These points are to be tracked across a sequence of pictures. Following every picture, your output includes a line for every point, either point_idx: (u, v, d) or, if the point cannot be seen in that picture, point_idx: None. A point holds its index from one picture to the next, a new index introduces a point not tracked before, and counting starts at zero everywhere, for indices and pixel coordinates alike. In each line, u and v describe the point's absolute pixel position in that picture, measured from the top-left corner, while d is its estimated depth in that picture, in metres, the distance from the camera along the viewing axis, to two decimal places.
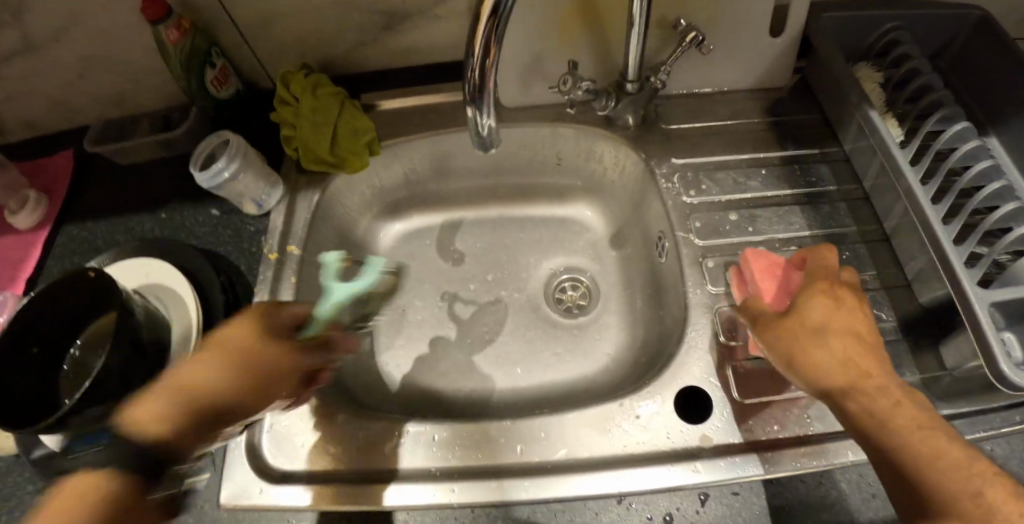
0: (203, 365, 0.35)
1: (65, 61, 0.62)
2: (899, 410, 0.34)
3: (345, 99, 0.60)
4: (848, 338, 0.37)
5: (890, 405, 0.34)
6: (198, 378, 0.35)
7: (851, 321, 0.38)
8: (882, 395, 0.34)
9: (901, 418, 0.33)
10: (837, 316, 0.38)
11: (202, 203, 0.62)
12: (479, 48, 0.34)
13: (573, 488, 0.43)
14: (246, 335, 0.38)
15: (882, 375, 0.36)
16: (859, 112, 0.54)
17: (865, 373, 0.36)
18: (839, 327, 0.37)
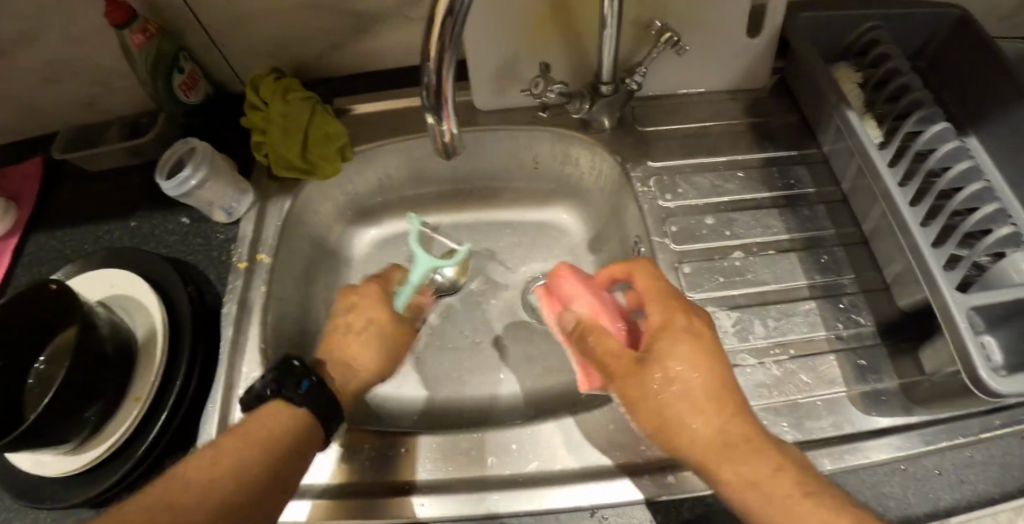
0: (363, 325, 0.51)
1: (31, 67, 0.60)
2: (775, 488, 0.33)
3: (317, 104, 0.59)
4: (711, 405, 0.36)
5: (762, 481, 0.34)
6: (277, 421, 0.42)
7: (710, 381, 0.37)
8: (757, 470, 0.34)
9: (778, 498, 0.33)
10: (697, 382, 0.37)
11: (172, 211, 0.61)
12: (433, 53, 0.33)
13: (545, 501, 0.42)
14: (378, 328, 0.52)
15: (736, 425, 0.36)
16: (836, 113, 0.53)
17: (729, 444, 0.35)
18: (703, 395, 0.37)
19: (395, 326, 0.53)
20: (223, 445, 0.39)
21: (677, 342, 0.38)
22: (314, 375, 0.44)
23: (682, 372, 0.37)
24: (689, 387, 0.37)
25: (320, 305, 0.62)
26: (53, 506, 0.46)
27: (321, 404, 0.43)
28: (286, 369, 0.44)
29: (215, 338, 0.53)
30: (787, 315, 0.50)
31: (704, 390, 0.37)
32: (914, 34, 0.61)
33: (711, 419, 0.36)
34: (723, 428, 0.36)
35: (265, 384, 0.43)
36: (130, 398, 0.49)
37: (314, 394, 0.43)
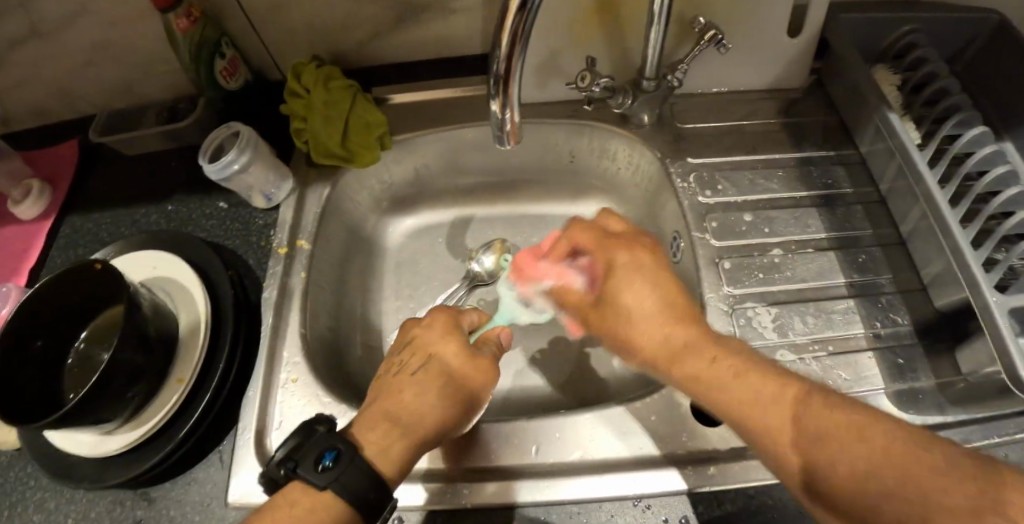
0: (425, 366, 0.46)
1: (73, 49, 0.61)
2: (727, 377, 0.35)
3: (356, 92, 0.59)
4: (655, 321, 0.41)
5: (709, 373, 0.36)
6: (311, 501, 0.35)
7: (660, 306, 0.42)
8: (705, 367, 0.37)
9: (739, 391, 0.34)
10: (650, 303, 0.42)
11: (210, 196, 0.61)
12: (506, 41, 0.33)
13: (590, 490, 0.43)
14: (437, 376, 0.45)
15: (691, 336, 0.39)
16: (877, 114, 0.54)
17: (678, 345, 0.39)
18: (650, 319, 0.42)
19: (457, 373, 0.46)
20: (294, 503, 0.35)
21: (614, 281, 0.45)
22: (340, 443, 0.37)
23: (632, 303, 0.43)
24: (639, 325, 0.42)
25: (354, 292, 0.62)
26: (93, 485, 0.46)
27: (355, 483, 0.35)
28: (306, 436, 0.38)
29: (255, 323, 0.54)
30: (825, 313, 0.50)
31: (653, 315, 0.42)
32: (951, 40, 0.62)
33: (658, 329, 0.41)
34: (666, 334, 0.40)
35: (282, 468, 0.36)
36: (172, 379, 0.49)
37: (341, 469, 0.36)
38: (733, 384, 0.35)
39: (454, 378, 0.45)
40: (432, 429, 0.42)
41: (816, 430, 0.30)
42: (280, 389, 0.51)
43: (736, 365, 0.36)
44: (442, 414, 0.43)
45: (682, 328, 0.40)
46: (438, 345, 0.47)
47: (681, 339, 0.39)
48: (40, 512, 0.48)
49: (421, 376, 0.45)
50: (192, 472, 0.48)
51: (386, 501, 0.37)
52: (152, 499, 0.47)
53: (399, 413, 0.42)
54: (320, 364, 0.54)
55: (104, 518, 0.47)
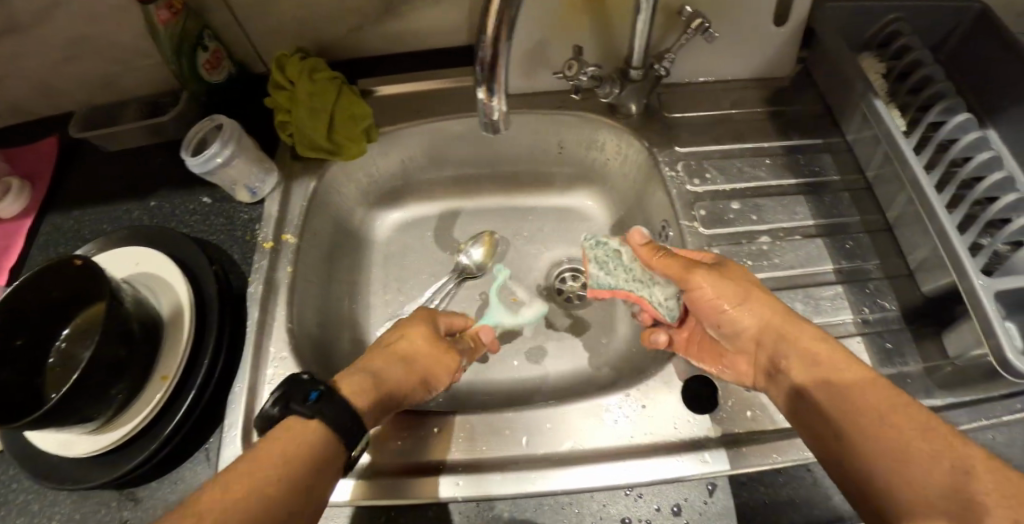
0: (397, 343, 0.48)
1: (49, 43, 0.59)
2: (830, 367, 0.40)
3: (342, 83, 0.58)
4: (760, 318, 0.45)
5: (808, 363, 0.41)
6: (301, 435, 0.37)
7: (772, 309, 0.44)
8: (809, 359, 0.41)
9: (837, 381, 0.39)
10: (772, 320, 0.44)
11: (193, 191, 0.60)
12: (492, 27, 0.33)
13: (582, 480, 0.43)
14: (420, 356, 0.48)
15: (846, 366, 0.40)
16: (863, 101, 0.54)
17: (787, 337, 0.43)
18: (760, 313, 0.45)
19: (428, 360, 0.48)
20: (269, 443, 0.36)
21: (736, 270, 0.46)
22: (322, 384, 0.39)
23: (730, 300, 0.45)
24: (746, 315, 0.45)
25: (342, 287, 0.62)
26: (76, 486, 0.45)
27: (338, 419, 0.38)
28: (290, 383, 0.39)
29: (241, 319, 0.53)
30: (814, 299, 0.51)
31: (766, 311, 0.44)
32: (934, 28, 0.62)
33: (769, 326, 0.44)
34: (779, 327, 0.44)
35: (271, 404, 0.38)
36: (156, 376, 0.48)
37: (325, 405, 0.38)
38: (816, 374, 0.41)
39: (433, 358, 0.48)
40: (395, 394, 0.44)
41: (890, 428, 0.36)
42: (268, 385, 0.50)
43: (835, 355, 0.41)
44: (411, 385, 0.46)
45: (795, 324, 0.43)
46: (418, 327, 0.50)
47: (795, 335, 0.43)
48: (22, 516, 0.47)
49: (391, 350, 0.47)
50: (179, 471, 0.47)
51: (360, 437, 0.39)
52: (138, 499, 0.46)
53: (381, 376, 0.44)
54: (308, 359, 0.53)
55: (89, 520, 0.46)
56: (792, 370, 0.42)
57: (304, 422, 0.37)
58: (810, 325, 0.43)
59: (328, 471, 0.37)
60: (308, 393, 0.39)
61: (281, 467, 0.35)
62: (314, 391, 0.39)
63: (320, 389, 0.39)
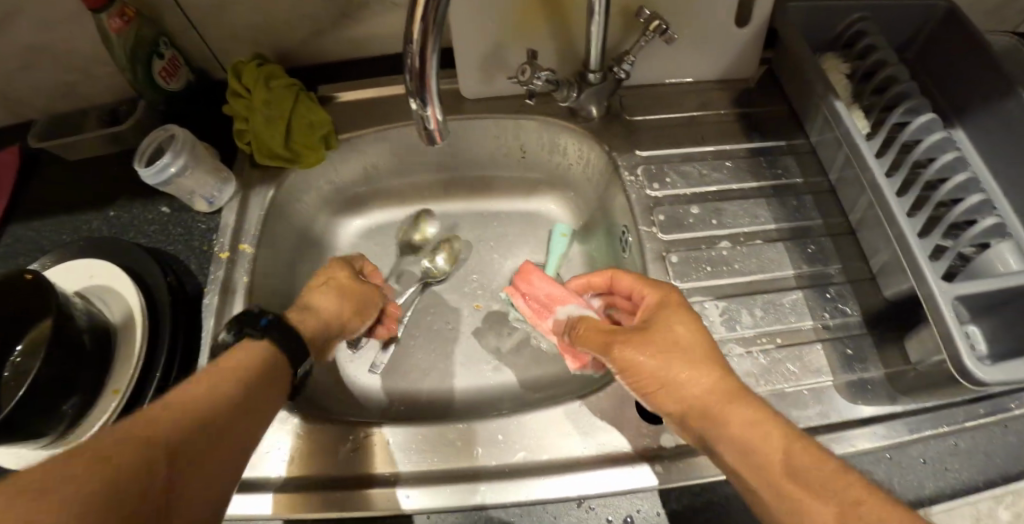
0: (324, 291, 0.49)
1: (4, 53, 0.59)
2: (755, 444, 0.35)
3: (300, 90, 0.58)
4: (699, 390, 0.38)
5: (740, 439, 0.35)
6: (246, 356, 0.39)
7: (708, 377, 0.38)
8: (748, 442, 0.35)
9: (772, 456, 0.34)
10: (700, 387, 0.38)
11: (152, 201, 0.60)
12: (417, 35, 0.32)
13: (534, 491, 0.42)
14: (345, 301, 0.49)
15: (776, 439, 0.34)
16: (825, 103, 0.53)
17: (723, 416, 0.37)
18: (692, 390, 0.38)
19: (357, 301, 0.50)
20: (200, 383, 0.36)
21: (676, 325, 0.41)
22: (273, 314, 0.43)
23: (658, 374, 0.39)
24: (689, 390, 0.38)
25: (305, 295, 0.61)
26: None
27: (286, 342, 0.42)
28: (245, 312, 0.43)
29: (197, 331, 0.52)
30: (774, 305, 0.50)
31: (708, 375, 0.38)
32: (899, 29, 0.61)
33: (695, 402, 0.38)
34: (710, 406, 0.37)
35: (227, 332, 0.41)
36: (108, 390, 0.48)
37: (275, 329, 0.42)
38: (748, 456, 0.35)
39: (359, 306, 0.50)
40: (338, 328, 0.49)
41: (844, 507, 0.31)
42: None
43: (754, 415, 0.36)
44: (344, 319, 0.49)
45: (735, 399, 0.37)
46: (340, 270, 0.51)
47: (740, 411, 0.36)
48: None
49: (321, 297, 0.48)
50: None
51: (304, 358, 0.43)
52: None
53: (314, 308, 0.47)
54: None
55: None
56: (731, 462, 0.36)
57: (255, 345, 0.41)
58: (751, 398, 0.37)
59: (251, 428, 0.37)
60: (257, 319, 0.42)
61: (213, 411, 0.35)
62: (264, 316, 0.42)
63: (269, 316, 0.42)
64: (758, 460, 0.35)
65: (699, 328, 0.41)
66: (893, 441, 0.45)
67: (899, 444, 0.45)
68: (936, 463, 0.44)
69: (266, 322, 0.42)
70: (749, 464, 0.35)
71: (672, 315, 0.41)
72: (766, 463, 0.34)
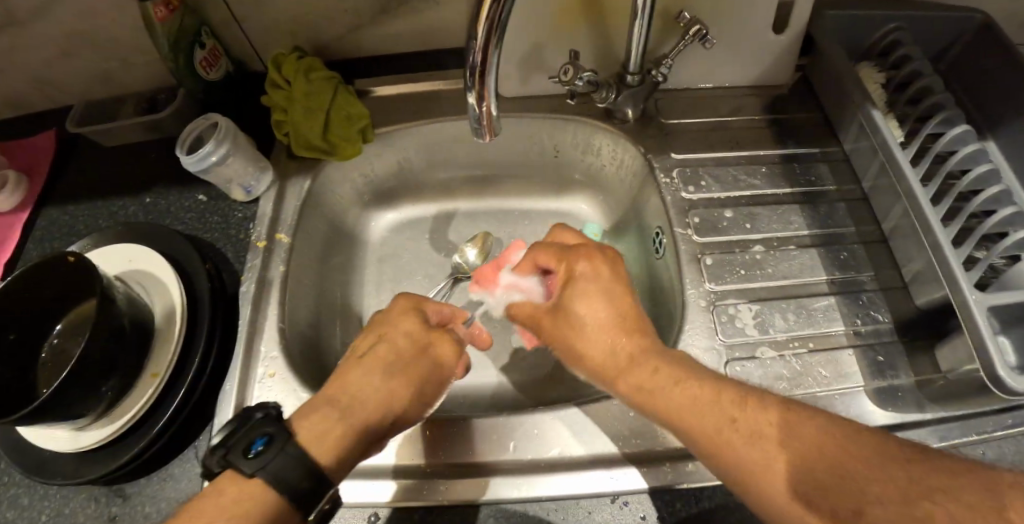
0: (375, 347, 0.46)
1: (49, 39, 0.60)
2: (701, 395, 0.38)
3: (339, 84, 0.58)
4: (610, 321, 0.45)
5: (673, 392, 0.39)
6: (243, 493, 0.33)
7: (604, 336, 0.45)
8: (694, 394, 0.38)
9: (728, 410, 0.36)
10: (597, 340, 0.45)
11: (189, 188, 0.61)
12: (482, 32, 0.33)
13: (569, 486, 0.43)
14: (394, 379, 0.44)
15: (727, 405, 0.36)
16: (861, 111, 0.53)
17: (628, 370, 0.42)
18: (600, 349, 0.44)
19: (411, 359, 0.46)
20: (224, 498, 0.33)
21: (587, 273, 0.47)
22: (272, 430, 0.36)
23: (569, 337, 0.47)
24: (597, 318, 0.45)
25: (336, 286, 0.62)
26: (66, 482, 0.45)
27: (288, 475, 0.34)
28: (243, 421, 0.36)
29: (233, 317, 0.53)
30: (806, 310, 0.50)
31: (620, 307, 0.45)
32: (933, 40, 0.61)
33: (607, 359, 0.44)
34: (619, 362, 0.43)
35: (213, 455, 0.35)
36: (146, 374, 0.48)
37: (272, 459, 0.34)
38: (695, 409, 0.37)
39: (415, 382, 0.45)
40: (382, 406, 0.42)
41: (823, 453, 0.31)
42: (258, 384, 0.50)
43: (703, 376, 0.39)
44: (394, 399, 0.43)
45: (639, 330, 0.44)
46: (398, 326, 0.48)
47: (640, 341, 0.43)
48: (11, 511, 0.47)
49: (369, 358, 0.45)
50: (168, 468, 0.47)
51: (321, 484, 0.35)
52: (127, 495, 0.46)
53: (340, 401, 0.41)
54: (299, 358, 0.53)
55: (78, 515, 0.46)
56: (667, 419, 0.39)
57: (245, 480, 0.34)
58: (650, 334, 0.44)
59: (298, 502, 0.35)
60: (249, 445, 0.35)
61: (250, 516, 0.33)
62: (257, 443, 0.35)
63: (266, 439, 0.35)
64: (685, 414, 0.37)
65: (609, 271, 0.47)
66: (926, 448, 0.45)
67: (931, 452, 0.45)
68: None
69: (256, 449, 0.35)
70: (698, 419, 0.37)
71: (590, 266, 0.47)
72: (716, 420, 0.36)
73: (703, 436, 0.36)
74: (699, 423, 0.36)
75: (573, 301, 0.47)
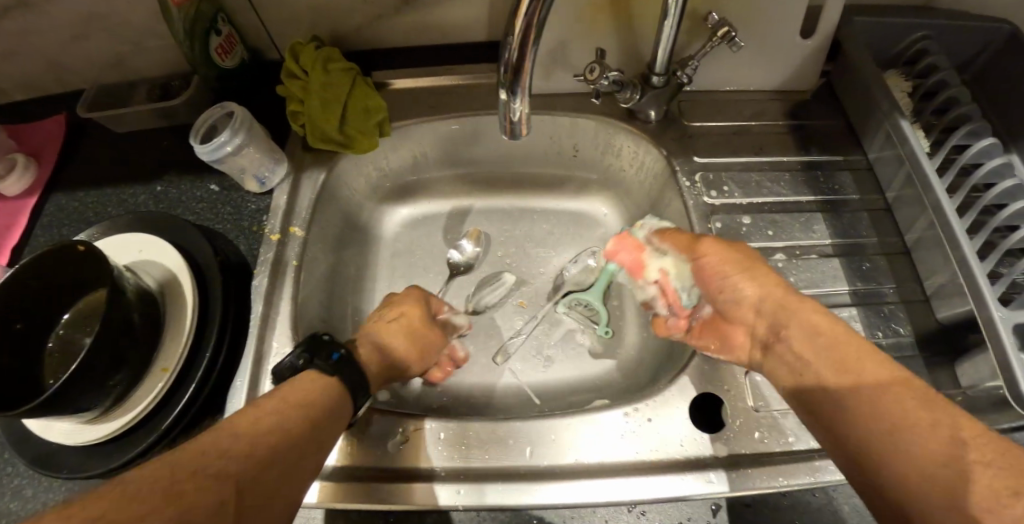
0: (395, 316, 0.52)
1: (62, 21, 0.58)
2: (856, 359, 0.39)
3: (356, 76, 0.57)
4: (765, 301, 0.46)
5: (856, 372, 0.38)
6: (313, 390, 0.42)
7: (769, 285, 0.46)
8: (822, 340, 0.41)
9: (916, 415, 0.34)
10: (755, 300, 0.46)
11: (201, 178, 0.59)
12: (520, 29, 0.32)
13: (587, 494, 0.42)
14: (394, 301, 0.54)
15: (916, 410, 0.34)
16: (889, 120, 0.52)
17: (794, 312, 0.44)
18: (766, 301, 0.46)
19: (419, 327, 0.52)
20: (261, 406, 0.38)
21: (711, 258, 0.48)
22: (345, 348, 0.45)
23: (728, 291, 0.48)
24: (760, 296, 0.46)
25: (348, 280, 0.62)
26: (71, 475, 0.44)
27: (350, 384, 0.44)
28: (315, 340, 0.46)
29: (245, 310, 0.52)
30: None
31: (767, 284, 0.46)
32: (959, 52, 0.60)
33: (769, 296, 0.46)
34: (783, 307, 0.44)
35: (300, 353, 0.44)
36: (156, 369, 0.47)
37: (344, 367, 0.44)
38: (888, 415, 0.35)
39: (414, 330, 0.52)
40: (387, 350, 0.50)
41: (903, 417, 0.34)
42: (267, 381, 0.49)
43: (881, 369, 0.38)
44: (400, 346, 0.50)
45: (799, 298, 0.44)
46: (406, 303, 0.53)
47: (776, 288, 0.46)
48: (13, 502, 0.46)
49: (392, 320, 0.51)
50: None
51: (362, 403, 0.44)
52: None
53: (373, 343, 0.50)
54: None
55: None
56: (838, 424, 0.37)
57: (318, 377, 0.43)
58: (811, 301, 0.44)
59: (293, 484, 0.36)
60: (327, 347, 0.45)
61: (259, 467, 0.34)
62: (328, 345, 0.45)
63: (333, 347, 0.45)
64: (889, 432, 0.34)
65: (748, 260, 0.48)
66: None
67: None
68: None
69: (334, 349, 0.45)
70: (895, 429, 0.34)
71: (706, 250, 0.48)
72: (915, 417, 0.34)
73: (817, 401, 0.40)
74: (840, 385, 0.38)
75: (749, 286, 0.46)
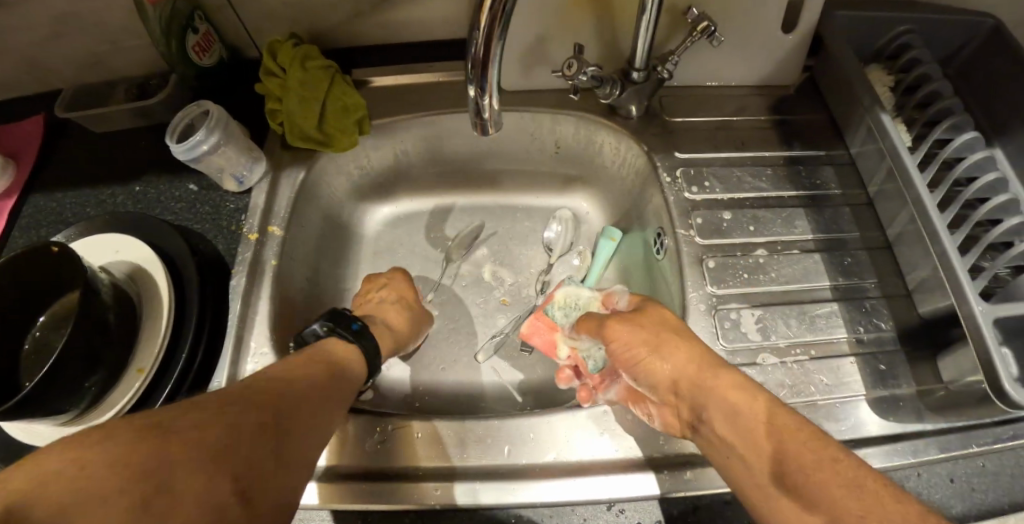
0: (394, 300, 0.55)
1: (37, 20, 0.57)
2: (774, 429, 0.37)
3: (335, 73, 0.56)
4: (681, 372, 0.44)
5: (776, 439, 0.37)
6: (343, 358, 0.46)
7: (689, 353, 0.44)
8: (742, 420, 0.39)
9: (849, 478, 0.32)
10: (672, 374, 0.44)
11: (180, 178, 0.59)
12: (485, 23, 0.32)
13: (565, 493, 0.42)
14: (401, 295, 0.56)
15: (840, 486, 0.32)
16: (869, 114, 0.52)
17: (709, 385, 0.42)
18: (681, 367, 0.44)
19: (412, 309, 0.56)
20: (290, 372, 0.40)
21: (628, 332, 0.47)
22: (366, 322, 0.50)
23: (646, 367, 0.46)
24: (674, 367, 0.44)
25: (330, 279, 0.62)
26: None
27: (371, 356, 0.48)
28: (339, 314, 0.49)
29: (222, 310, 0.51)
30: (809, 316, 0.49)
31: (681, 364, 0.44)
32: (941, 45, 0.60)
33: (685, 377, 0.43)
34: (698, 380, 0.43)
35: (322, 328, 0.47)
36: (131, 370, 0.46)
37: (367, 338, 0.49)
38: (817, 485, 0.33)
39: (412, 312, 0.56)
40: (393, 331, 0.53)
41: (827, 482, 0.33)
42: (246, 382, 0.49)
43: (801, 437, 0.36)
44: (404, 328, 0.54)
45: (712, 374, 0.42)
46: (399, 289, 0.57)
47: (693, 352, 0.44)
48: None
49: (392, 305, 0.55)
50: None
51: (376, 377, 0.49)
52: None
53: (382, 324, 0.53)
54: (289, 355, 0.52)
55: None
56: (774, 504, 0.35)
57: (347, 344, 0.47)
58: (727, 372, 0.42)
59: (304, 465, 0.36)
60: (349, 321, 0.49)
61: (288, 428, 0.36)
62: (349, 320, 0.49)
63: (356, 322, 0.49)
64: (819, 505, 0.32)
65: (663, 327, 0.46)
66: (921, 457, 0.44)
67: (931, 462, 0.44)
68: (966, 481, 0.44)
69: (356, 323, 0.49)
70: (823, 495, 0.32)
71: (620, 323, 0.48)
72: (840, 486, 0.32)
73: (749, 480, 0.37)
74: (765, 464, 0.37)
75: (664, 358, 0.45)
